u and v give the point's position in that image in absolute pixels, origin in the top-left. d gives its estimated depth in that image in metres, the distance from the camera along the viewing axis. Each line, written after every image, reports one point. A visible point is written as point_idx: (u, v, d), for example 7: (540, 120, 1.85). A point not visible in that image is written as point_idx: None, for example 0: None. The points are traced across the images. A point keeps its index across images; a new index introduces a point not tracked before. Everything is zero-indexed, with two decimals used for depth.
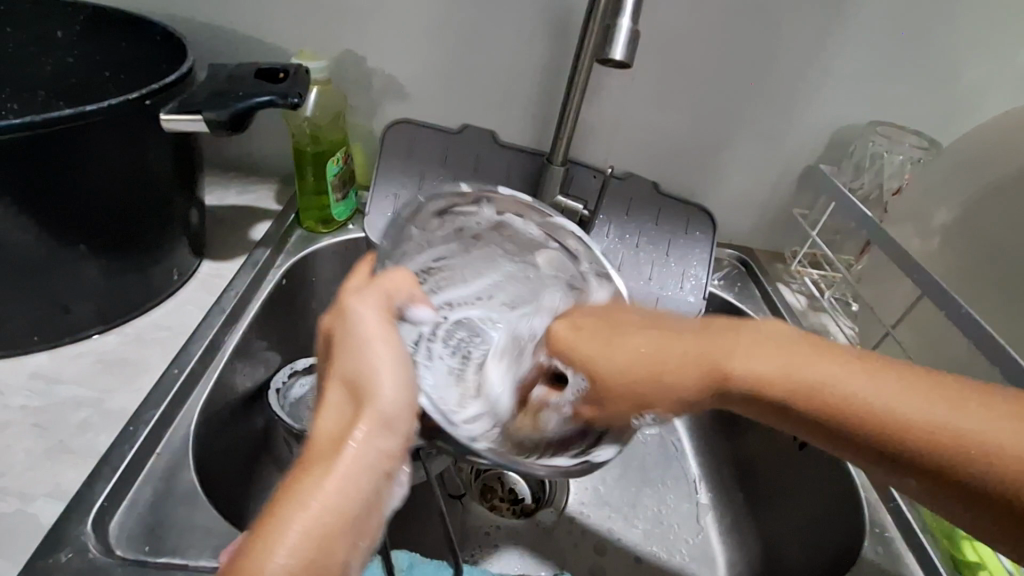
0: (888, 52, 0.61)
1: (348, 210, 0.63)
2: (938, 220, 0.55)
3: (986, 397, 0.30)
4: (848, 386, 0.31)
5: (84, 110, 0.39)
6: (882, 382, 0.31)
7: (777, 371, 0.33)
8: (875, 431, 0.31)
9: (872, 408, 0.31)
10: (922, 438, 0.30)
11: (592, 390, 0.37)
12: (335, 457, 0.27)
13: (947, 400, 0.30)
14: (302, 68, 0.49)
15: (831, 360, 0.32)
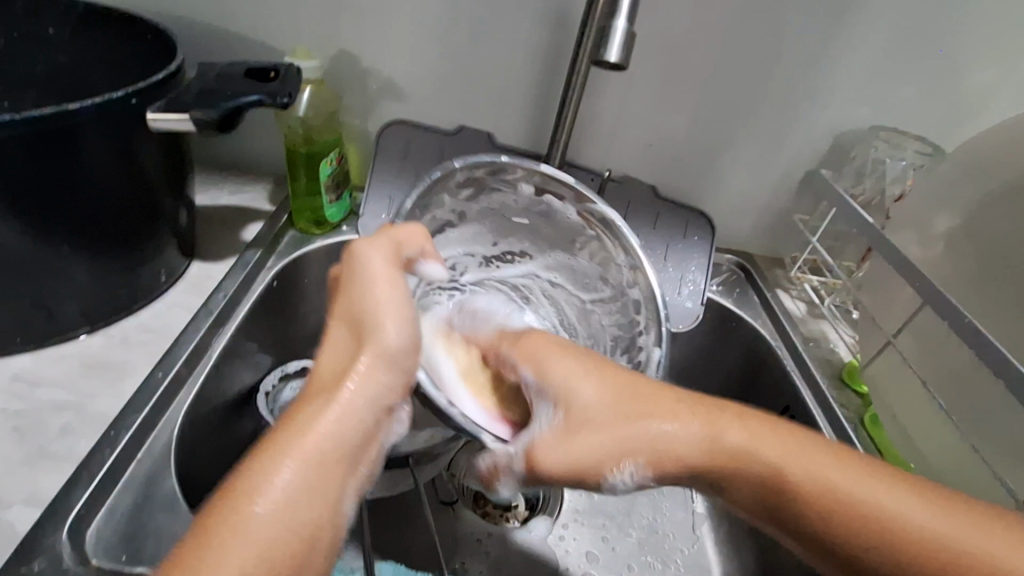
0: (891, 55, 0.60)
1: (342, 212, 0.62)
2: (940, 227, 0.54)
3: (924, 493, 0.32)
4: (852, 489, 0.32)
5: (67, 109, 0.38)
6: (850, 471, 0.32)
7: (754, 447, 0.33)
8: (833, 518, 0.32)
9: (859, 509, 0.31)
10: (867, 535, 0.31)
11: (565, 424, 0.35)
12: (338, 387, 0.32)
13: (895, 491, 0.32)
14: (294, 67, 0.48)
15: (810, 455, 0.33)
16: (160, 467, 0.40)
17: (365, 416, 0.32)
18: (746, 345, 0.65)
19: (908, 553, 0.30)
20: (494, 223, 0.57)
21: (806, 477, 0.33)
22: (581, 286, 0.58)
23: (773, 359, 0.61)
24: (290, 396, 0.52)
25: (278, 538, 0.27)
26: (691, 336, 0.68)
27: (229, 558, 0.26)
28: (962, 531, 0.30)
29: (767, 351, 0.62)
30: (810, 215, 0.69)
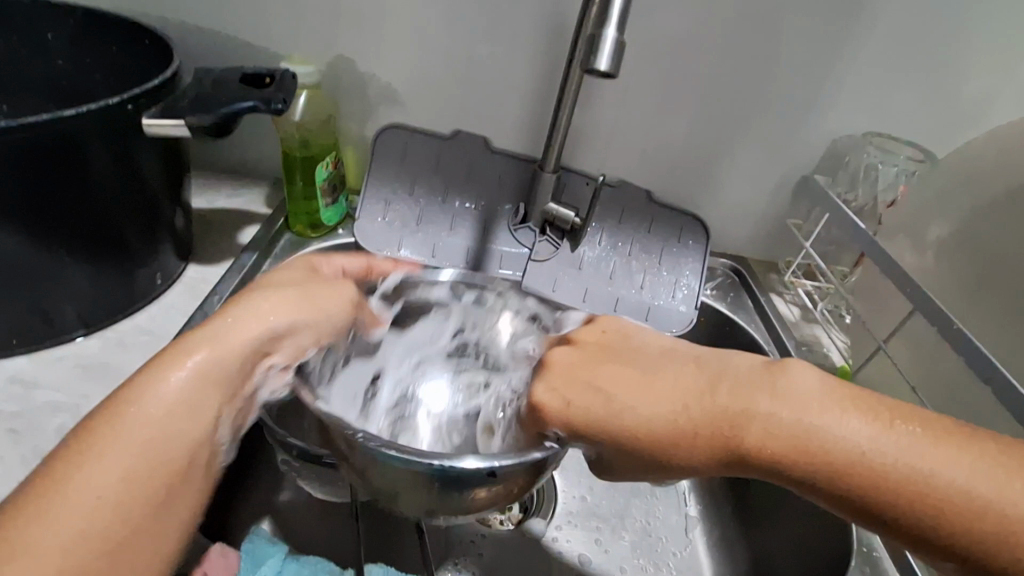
0: (885, 62, 0.60)
1: (337, 215, 0.63)
2: (933, 234, 0.54)
3: (975, 441, 0.30)
4: (846, 431, 0.31)
5: (62, 114, 0.39)
6: (884, 434, 0.31)
7: (785, 435, 0.32)
8: (878, 493, 0.30)
9: (844, 448, 0.31)
10: (912, 497, 0.29)
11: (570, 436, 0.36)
12: (215, 326, 0.37)
13: (954, 447, 0.30)
14: (289, 72, 0.48)
15: (820, 409, 0.32)
16: None
17: (231, 367, 0.36)
18: (741, 349, 0.65)
19: (891, 486, 0.30)
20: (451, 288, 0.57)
21: (798, 428, 0.32)
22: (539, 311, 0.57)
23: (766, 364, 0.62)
24: None
25: (160, 439, 0.32)
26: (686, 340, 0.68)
27: (108, 452, 0.31)
28: (952, 462, 0.29)
29: (761, 356, 0.62)
30: (805, 220, 0.69)
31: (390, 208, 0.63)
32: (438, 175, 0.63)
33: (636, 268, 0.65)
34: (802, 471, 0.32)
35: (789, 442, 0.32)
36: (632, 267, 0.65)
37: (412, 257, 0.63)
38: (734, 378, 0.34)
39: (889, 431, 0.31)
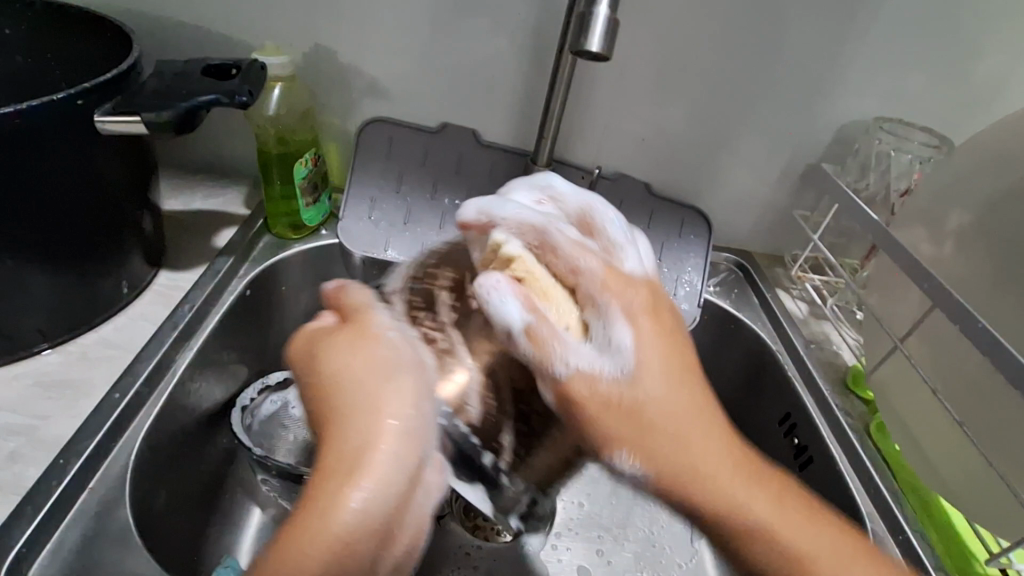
0: (897, 41, 0.57)
1: (320, 215, 0.60)
2: (952, 223, 0.51)
3: (782, 483, 0.34)
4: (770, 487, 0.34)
5: (2, 112, 0.35)
6: (780, 508, 0.33)
7: (730, 516, 0.32)
8: (746, 526, 0.32)
9: (763, 522, 0.32)
10: (768, 546, 0.32)
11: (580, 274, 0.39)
12: (377, 431, 0.28)
13: (799, 508, 0.33)
14: (257, 62, 0.44)
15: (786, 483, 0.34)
16: (116, 496, 0.37)
17: (426, 440, 0.29)
18: (748, 347, 0.62)
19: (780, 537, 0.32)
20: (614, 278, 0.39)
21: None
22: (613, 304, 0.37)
23: (775, 364, 0.59)
24: (269, 412, 0.52)
25: None
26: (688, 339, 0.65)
27: None
28: (781, 513, 0.32)
29: (769, 354, 0.59)
30: (812, 212, 0.66)
31: (378, 207, 0.60)
32: (426, 170, 0.60)
33: None
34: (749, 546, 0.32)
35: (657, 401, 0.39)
36: None
37: (399, 257, 0.60)
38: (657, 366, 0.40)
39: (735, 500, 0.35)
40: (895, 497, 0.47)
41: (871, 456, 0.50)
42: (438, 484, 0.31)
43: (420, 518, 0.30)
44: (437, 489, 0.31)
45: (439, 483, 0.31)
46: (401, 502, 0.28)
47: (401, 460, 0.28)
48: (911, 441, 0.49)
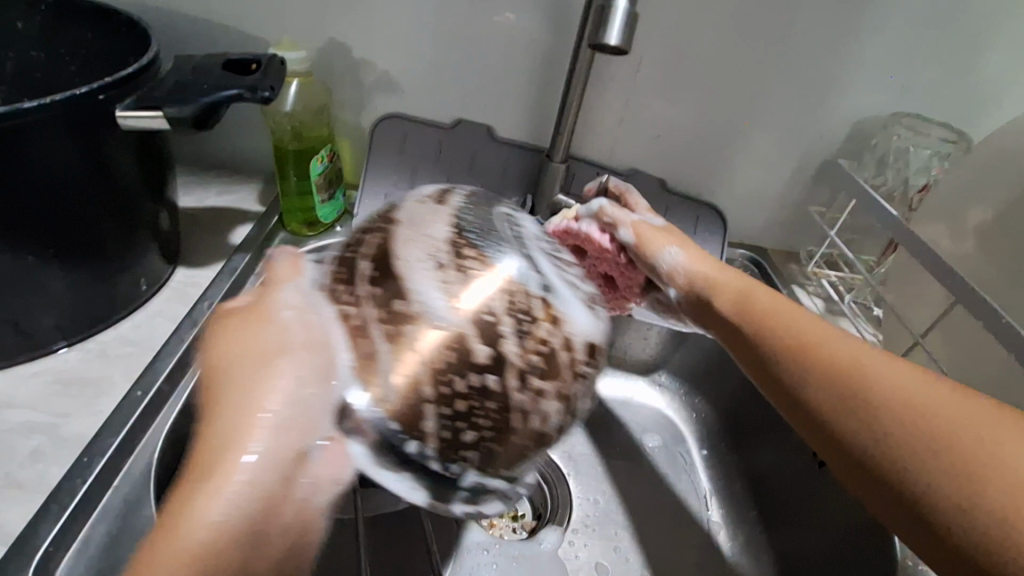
0: (915, 36, 0.56)
1: (334, 212, 0.59)
2: (974, 219, 0.50)
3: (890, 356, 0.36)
4: (882, 370, 0.35)
5: (24, 106, 0.35)
6: (920, 386, 0.33)
7: (867, 394, 0.34)
8: (890, 406, 0.33)
9: (877, 387, 0.34)
10: (895, 417, 0.33)
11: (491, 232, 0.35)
12: (253, 412, 0.28)
13: (885, 361, 0.35)
14: (277, 57, 0.43)
15: (895, 369, 0.35)
16: (139, 495, 0.37)
17: (300, 431, 0.28)
18: None
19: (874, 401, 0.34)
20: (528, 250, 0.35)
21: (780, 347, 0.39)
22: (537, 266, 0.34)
23: None
24: None
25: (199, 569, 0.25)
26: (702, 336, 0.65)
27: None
28: (893, 369, 0.34)
29: None
30: (828, 208, 0.66)
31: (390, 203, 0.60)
32: (440, 167, 0.60)
33: None
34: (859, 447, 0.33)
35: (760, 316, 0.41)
36: None
37: None
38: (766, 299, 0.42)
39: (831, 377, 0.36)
40: None
41: None
42: (330, 471, 0.29)
43: (312, 512, 0.29)
44: (328, 480, 0.29)
45: (337, 473, 0.29)
46: (273, 500, 0.27)
47: (265, 462, 0.27)
48: None
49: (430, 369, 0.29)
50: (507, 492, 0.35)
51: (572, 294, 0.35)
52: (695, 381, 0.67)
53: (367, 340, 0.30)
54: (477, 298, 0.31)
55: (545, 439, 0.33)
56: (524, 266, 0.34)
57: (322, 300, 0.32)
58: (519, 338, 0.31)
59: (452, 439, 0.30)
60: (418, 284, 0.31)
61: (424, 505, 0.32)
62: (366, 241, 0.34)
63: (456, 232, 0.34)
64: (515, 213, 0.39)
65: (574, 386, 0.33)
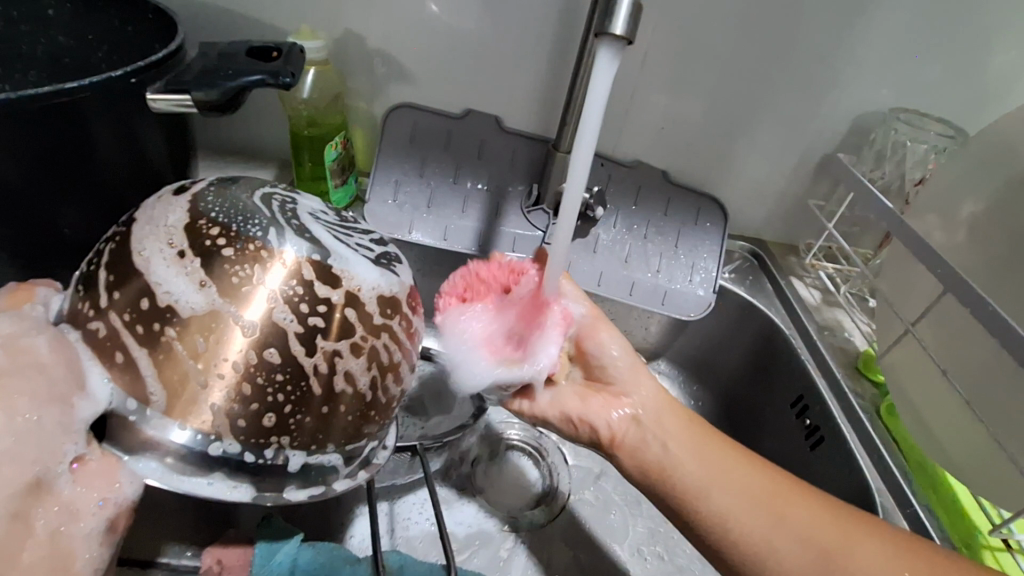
0: (914, 33, 0.58)
1: (347, 197, 0.62)
2: (965, 212, 0.52)
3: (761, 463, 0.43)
4: (802, 512, 0.40)
5: (66, 87, 0.37)
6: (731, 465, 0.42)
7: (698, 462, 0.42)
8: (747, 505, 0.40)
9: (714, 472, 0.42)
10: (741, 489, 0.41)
11: (283, 208, 0.36)
12: None
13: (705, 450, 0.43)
14: (296, 46, 0.45)
15: (807, 509, 0.40)
16: None
17: (35, 460, 0.27)
18: (759, 331, 0.64)
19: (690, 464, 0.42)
20: (317, 221, 0.37)
21: (722, 515, 0.40)
22: (333, 237, 0.36)
23: (788, 348, 0.60)
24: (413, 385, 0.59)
25: None
26: (702, 325, 0.67)
27: None
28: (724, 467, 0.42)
29: (782, 340, 0.61)
30: (827, 201, 0.68)
31: (402, 190, 0.62)
32: (449, 155, 0.62)
33: (652, 251, 0.64)
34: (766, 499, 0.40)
35: (712, 467, 0.42)
36: (649, 250, 0.64)
37: (423, 240, 0.62)
38: (703, 444, 0.43)
39: (852, 527, 0.39)
40: (902, 474, 0.49)
41: (882, 439, 0.52)
42: (101, 489, 0.30)
43: (69, 542, 0.29)
44: (103, 498, 0.30)
45: (112, 490, 0.30)
46: (2, 545, 0.27)
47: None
48: (921, 424, 0.51)
49: (201, 362, 0.31)
50: (354, 465, 0.37)
51: (358, 252, 0.36)
52: (694, 368, 0.69)
53: (114, 348, 0.30)
54: (239, 285, 0.32)
55: (363, 400, 0.35)
56: (297, 235, 0.34)
57: (65, 325, 0.32)
58: (294, 306, 0.33)
59: (256, 426, 0.32)
60: (159, 275, 0.31)
61: (251, 501, 0.32)
62: (105, 250, 0.34)
63: (197, 215, 0.33)
64: (290, 193, 0.38)
65: (376, 342, 0.35)
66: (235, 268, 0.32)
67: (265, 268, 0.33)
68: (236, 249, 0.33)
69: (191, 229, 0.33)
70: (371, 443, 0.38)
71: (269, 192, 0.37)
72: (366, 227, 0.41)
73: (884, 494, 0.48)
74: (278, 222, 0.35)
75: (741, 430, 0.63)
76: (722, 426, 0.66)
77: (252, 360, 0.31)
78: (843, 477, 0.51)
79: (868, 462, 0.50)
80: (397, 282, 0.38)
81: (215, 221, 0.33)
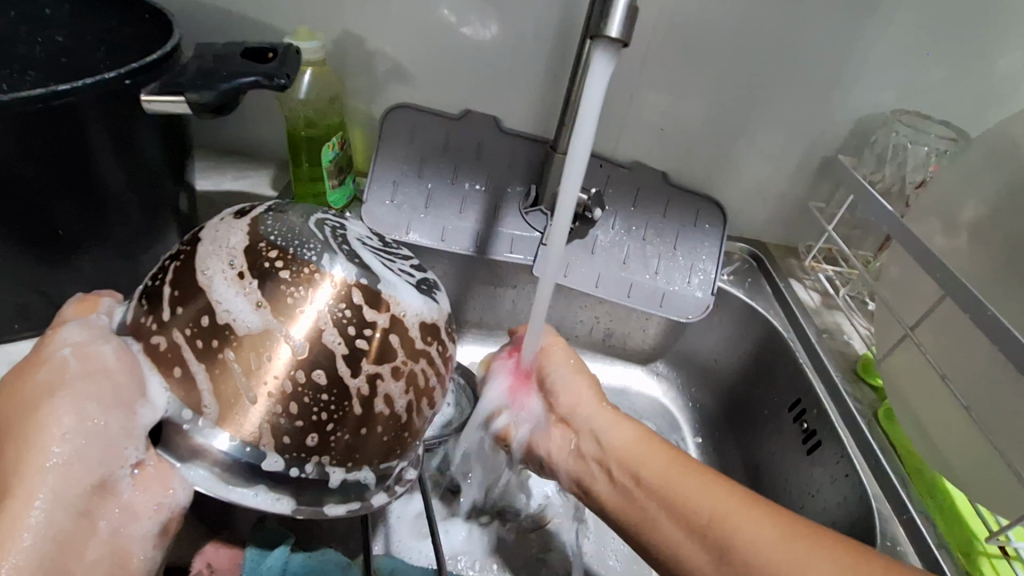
0: (919, 33, 0.57)
1: (344, 198, 0.62)
2: (965, 215, 0.51)
3: (720, 479, 0.38)
4: (744, 528, 0.35)
5: (59, 89, 0.37)
6: (685, 483, 0.38)
7: (650, 474, 0.39)
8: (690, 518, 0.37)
9: (664, 489, 0.38)
10: (694, 507, 0.37)
11: (339, 233, 0.36)
12: (49, 443, 0.27)
13: (665, 462, 0.40)
14: (292, 46, 0.45)
15: (754, 528, 0.35)
16: None
17: (100, 461, 0.28)
18: (759, 334, 0.63)
19: (643, 476, 0.39)
20: (365, 246, 0.37)
21: (667, 547, 0.37)
22: (381, 263, 0.36)
23: (787, 351, 0.60)
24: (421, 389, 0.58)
25: None
26: (701, 327, 0.66)
27: None
28: (676, 478, 0.38)
29: (781, 343, 0.61)
30: (828, 203, 0.67)
31: (399, 191, 0.62)
32: (447, 157, 0.62)
33: (651, 253, 0.64)
34: (698, 513, 0.36)
35: (656, 494, 0.38)
36: (647, 251, 0.64)
37: (420, 241, 0.62)
38: (648, 469, 0.39)
39: (801, 548, 0.34)
40: (900, 480, 0.49)
41: (880, 445, 0.52)
42: (156, 493, 0.29)
43: (126, 540, 0.29)
44: (157, 502, 0.29)
45: (167, 494, 0.30)
46: (68, 540, 0.27)
47: (55, 497, 0.27)
48: (918, 429, 0.50)
49: (251, 379, 0.31)
50: (386, 482, 0.36)
51: (402, 279, 0.37)
52: (692, 369, 0.69)
53: (174, 361, 0.31)
54: (293, 306, 0.32)
55: (399, 421, 0.35)
56: (348, 259, 0.34)
57: (128, 337, 0.32)
58: (341, 329, 0.33)
59: (299, 443, 0.32)
60: (220, 293, 0.32)
61: (289, 513, 0.32)
62: (169, 269, 0.34)
63: (256, 237, 0.34)
64: (340, 218, 0.38)
65: (415, 366, 0.35)
66: (292, 291, 0.32)
67: (321, 291, 0.33)
68: (293, 271, 0.33)
69: (252, 249, 0.33)
70: (401, 463, 0.37)
71: (322, 215, 0.37)
72: (407, 254, 0.41)
73: (880, 499, 0.48)
74: (331, 244, 0.35)
75: (739, 431, 0.63)
76: (721, 428, 0.65)
77: (302, 381, 0.32)
78: (841, 482, 0.51)
79: (866, 467, 0.50)
80: (439, 311, 0.38)
81: (273, 243, 0.33)
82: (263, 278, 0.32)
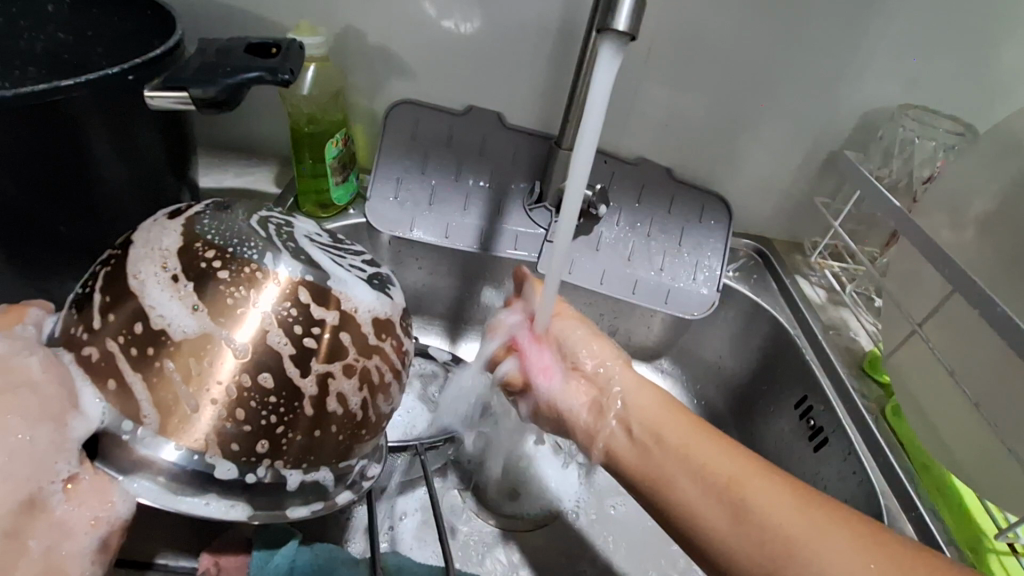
0: (926, 27, 0.57)
1: (348, 194, 0.62)
2: (973, 209, 0.51)
3: (736, 448, 0.39)
4: (763, 494, 0.36)
5: (60, 84, 0.37)
6: (706, 447, 0.39)
7: (673, 440, 0.40)
8: (710, 482, 0.37)
9: (684, 455, 0.39)
10: (717, 474, 0.37)
11: (283, 231, 0.36)
12: None
13: (685, 428, 0.40)
14: (295, 42, 0.45)
15: (772, 494, 0.36)
16: None
17: (30, 476, 0.28)
18: (765, 331, 0.63)
19: (667, 438, 0.40)
20: (311, 242, 0.37)
21: (685, 504, 0.37)
22: (327, 259, 0.36)
23: (793, 346, 0.60)
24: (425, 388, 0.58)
25: None
26: (706, 323, 0.66)
27: None
28: (695, 444, 0.39)
29: (786, 339, 0.61)
30: (833, 198, 0.67)
31: (402, 188, 0.62)
32: (451, 152, 0.62)
33: (655, 249, 0.64)
34: (718, 478, 0.37)
35: (680, 455, 0.39)
36: (652, 248, 0.64)
37: (424, 237, 0.62)
38: (668, 431, 0.40)
39: (824, 519, 0.35)
40: (907, 476, 0.48)
41: (885, 438, 0.51)
42: (93, 507, 0.30)
43: (61, 557, 0.29)
44: (95, 515, 0.30)
45: (105, 507, 0.30)
46: None
47: None
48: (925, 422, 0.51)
49: (193, 386, 0.31)
50: (348, 480, 0.37)
51: (353, 274, 0.37)
52: (698, 365, 0.68)
53: (108, 372, 0.31)
54: (237, 309, 0.32)
55: (354, 420, 0.35)
56: (292, 257, 0.34)
57: (59, 348, 0.32)
58: (288, 329, 0.33)
59: (248, 447, 0.32)
60: (153, 298, 0.31)
61: (245, 520, 0.32)
62: (99, 275, 0.34)
63: (193, 238, 0.34)
64: (286, 217, 0.39)
65: (367, 363, 0.35)
66: (232, 291, 0.32)
67: (266, 291, 0.33)
68: (231, 272, 0.33)
69: (187, 253, 0.33)
70: (361, 461, 0.38)
71: (266, 215, 0.37)
72: (359, 249, 0.41)
73: (888, 496, 0.48)
74: (273, 242, 0.35)
75: (744, 428, 0.63)
76: (726, 424, 0.65)
77: (246, 382, 0.31)
78: (849, 479, 0.50)
79: (872, 463, 0.50)
80: (392, 304, 0.38)
81: (213, 245, 0.33)
82: (202, 281, 0.32)
